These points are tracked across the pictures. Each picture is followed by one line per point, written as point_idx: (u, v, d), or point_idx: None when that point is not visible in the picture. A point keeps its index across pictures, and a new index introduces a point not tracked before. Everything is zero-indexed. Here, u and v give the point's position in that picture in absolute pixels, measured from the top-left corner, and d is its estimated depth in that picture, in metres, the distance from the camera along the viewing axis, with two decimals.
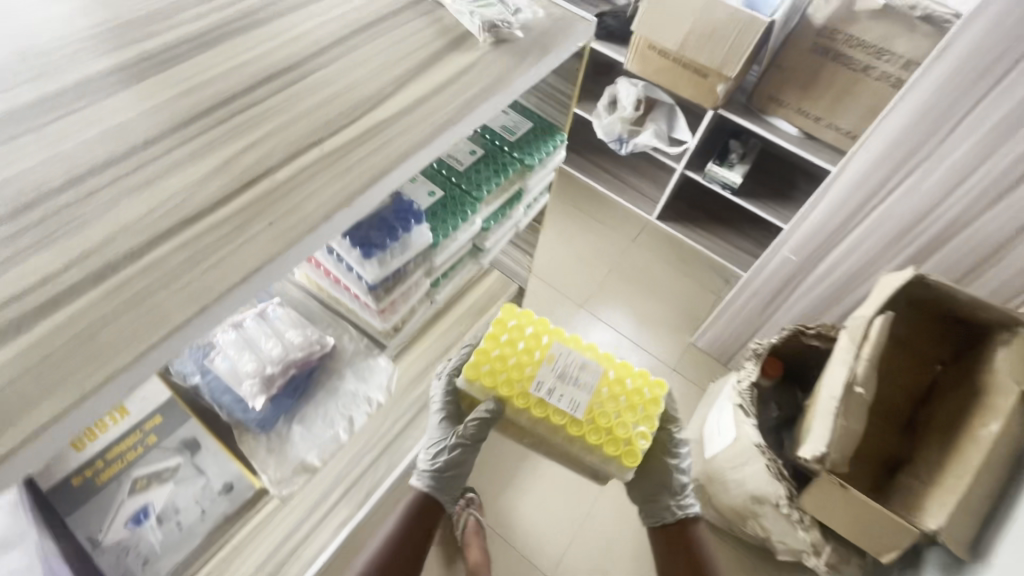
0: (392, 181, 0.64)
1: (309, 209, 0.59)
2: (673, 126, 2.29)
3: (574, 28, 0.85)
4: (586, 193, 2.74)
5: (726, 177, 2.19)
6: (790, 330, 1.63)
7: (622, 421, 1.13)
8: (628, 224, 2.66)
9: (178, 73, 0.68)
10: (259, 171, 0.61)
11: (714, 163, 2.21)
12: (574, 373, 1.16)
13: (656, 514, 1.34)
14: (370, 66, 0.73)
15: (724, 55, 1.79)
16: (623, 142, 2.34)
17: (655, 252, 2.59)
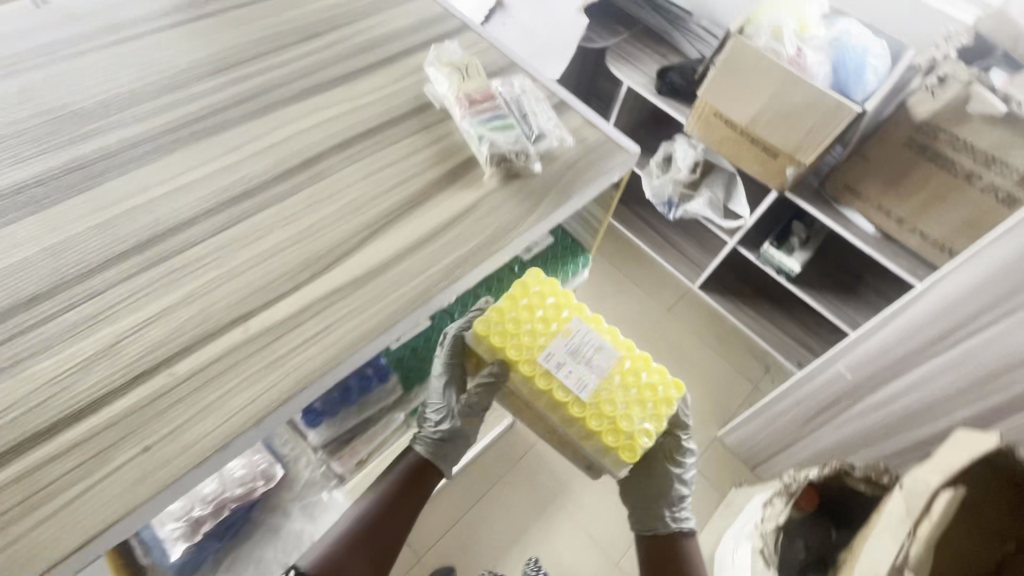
0: (325, 385, 0.49)
1: (202, 430, 0.45)
2: (730, 198, 1.97)
3: (609, 162, 0.68)
4: (624, 247, 2.48)
5: (782, 263, 1.92)
6: (834, 464, 1.18)
7: (630, 413, 0.80)
8: (666, 288, 2.40)
9: (109, 196, 0.56)
10: (160, 359, 0.47)
11: (769, 246, 1.94)
12: (593, 354, 0.81)
13: (646, 521, 0.94)
14: (341, 203, 0.59)
15: (801, 136, 1.47)
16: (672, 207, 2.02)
17: (690, 324, 2.32)
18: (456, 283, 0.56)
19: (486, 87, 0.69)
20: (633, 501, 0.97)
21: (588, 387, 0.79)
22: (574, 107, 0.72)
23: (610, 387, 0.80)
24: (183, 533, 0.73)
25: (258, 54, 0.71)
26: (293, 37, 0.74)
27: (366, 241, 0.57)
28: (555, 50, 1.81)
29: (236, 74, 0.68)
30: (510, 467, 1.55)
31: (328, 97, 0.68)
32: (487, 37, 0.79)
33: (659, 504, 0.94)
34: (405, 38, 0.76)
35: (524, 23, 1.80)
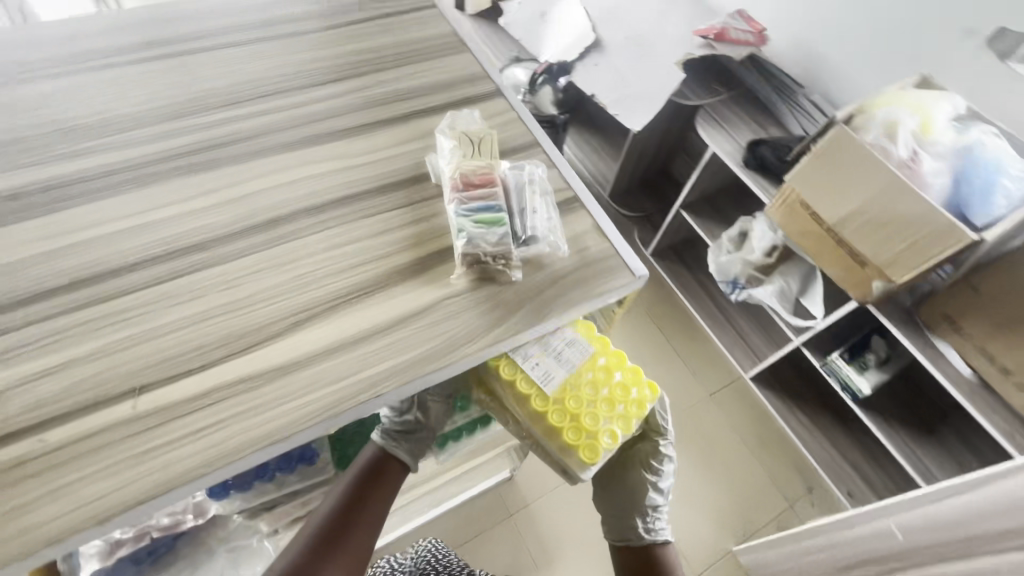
0: (195, 489, 0.44)
1: (44, 514, 0.41)
2: (810, 297, 1.40)
3: (606, 282, 0.58)
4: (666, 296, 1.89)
5: (849, 380, 1.39)
6: None
7: (594, 410, 0.63)
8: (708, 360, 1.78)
9: (71, 224, 0.55)
10: (38, 419, 0.44)
11: (837, 354, 1.40)
12: (559, 342, 0.66)
13: (615, 528, 0.78)
14: (293, 275, 0.54)
15: (904, 251, 1.01)
16: (735, 288, 1.52)
17: (736, 419, 1.68)
18: (380, 396, 0.49)
19: (488, 169, 0.62)
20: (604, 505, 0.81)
21: (553, 377, 0.64)
22: (586, 209, 0.63)
23: (577, 380, 0.65)
24: (102, 550, 0.72)
25: (272, 90, 0.69)
26: (314, 78, 0.71)
27: (302, 324, 0.52)
28: (640, 99, 1.38)
29: (243, 110, 0.66)
30: (498, 523, 1.41)
31: (323, 151, 0.64)
32: (518, 107, 0.72)
33: (631, 513, 0.76)
34: (429, 96, 0.72)
35: (616, 67, 1.44)
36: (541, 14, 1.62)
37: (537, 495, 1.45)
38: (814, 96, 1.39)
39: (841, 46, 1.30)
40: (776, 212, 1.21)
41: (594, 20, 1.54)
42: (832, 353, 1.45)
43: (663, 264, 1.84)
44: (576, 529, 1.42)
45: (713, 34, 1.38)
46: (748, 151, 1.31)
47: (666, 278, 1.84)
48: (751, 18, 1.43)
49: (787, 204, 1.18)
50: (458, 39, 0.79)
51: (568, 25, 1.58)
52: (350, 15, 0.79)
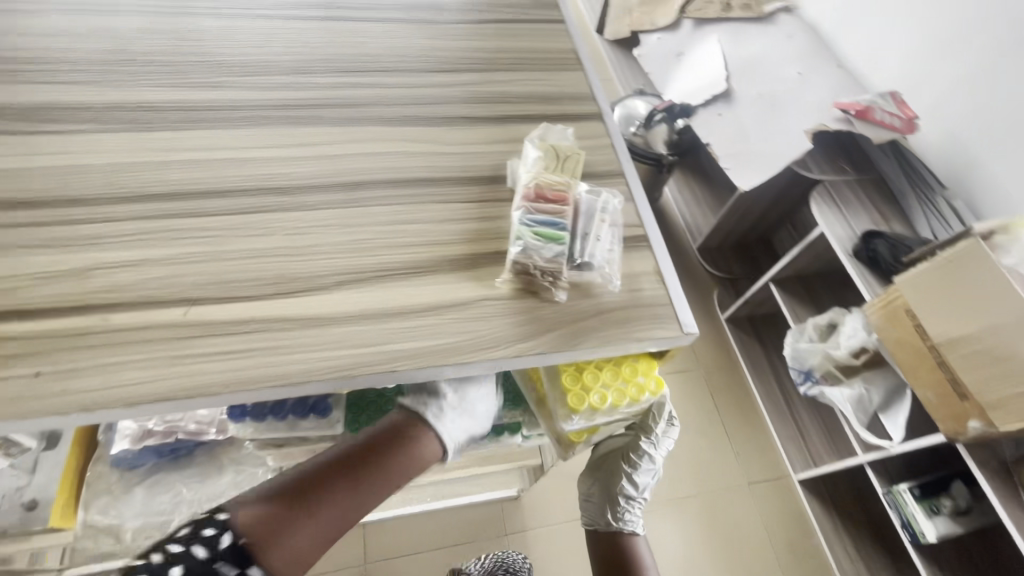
0: (208, 404, 0.47)
1: (80, 385, 0.46)
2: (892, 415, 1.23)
3: (649, 329, 0.56)
4: (731, 367, 1.73)
5: (912, 520, 1.18)
6: None
7: (600, 366, 0.61)
8: (761, 449, 1.61)
9: (188, 144, 0.61)
10: (103, 300, 0.50)
11: (905, 486, 1.20)
12: None
13: (588, 514, 0.73)
14: (353, 237, 0.57)
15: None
16: (808, 380, 1.36)
17: (772, 519, 1.51)
18: (393, 373, 0.50)
19: (564, 188, 0.61)
20: (586, 488, 0.75)
21: None
22: (652, 251, 0.61)
23: None
24: (132, 435, 0.79)
25: (390, 68, 0.73)
26: (429, 64, 0.75)
27: (346, 284, 0.54)
28: (758, 158, 1.29)
29: (359, 79, 0.71)
30: (492, 538, 1.36)
31: (417, 133, 0.67)
32: (614, 134, 0.71)
33: (603, 503, 0.71)
34: (529, 105, 0.73)
35: (740, 119, 1.36)
36: (676, 55, 1.60)
37: (539, 523, 1.40)
38: (955, 199, 1.25)
39: (999, 153, 1.17)
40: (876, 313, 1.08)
41: (729, 69, 1.45)
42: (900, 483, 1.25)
43: (735, 333, 1.74)
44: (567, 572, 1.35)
45: (855, 110, 1.24)
46: (861, 241, 1.18)
47: (736, 348, 1.72)
48: (903, 103, 1.29)
49: (890, 308, 1.04)
50: (575, 57, 0.80)
51: (700, 69, 1.52)
52: (482, 13, 0.82)
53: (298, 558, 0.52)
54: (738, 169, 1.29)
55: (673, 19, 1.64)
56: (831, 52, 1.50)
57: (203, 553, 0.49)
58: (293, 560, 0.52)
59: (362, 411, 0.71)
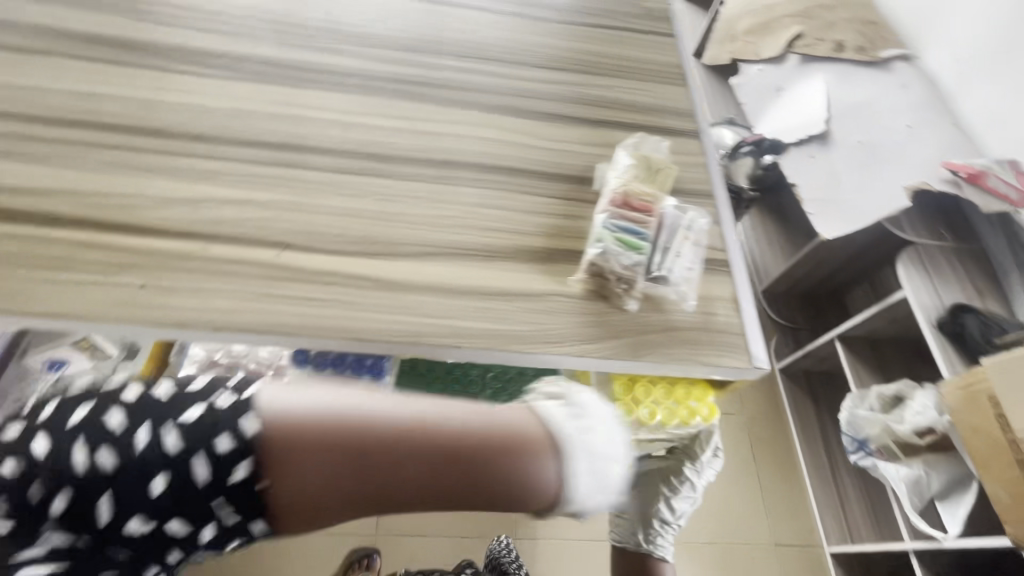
0: (282, 343, 0.50)
1: (177, 304, 0.49)
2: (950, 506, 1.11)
3: (717, 356, 0.54)
4: (777, 419, 1.65)
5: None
6: None
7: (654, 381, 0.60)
8: (792, 511, 1.53)
9: (301, 101, 0.65)
10: (207, 231, 0.54)
11: None
12: None
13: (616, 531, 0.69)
14: (438, 213, 0.59)
15: None
16: (861, 450, 1.22)
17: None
18: (456, 349, 0.51)
19: (651, 198, 0.60)
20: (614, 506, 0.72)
21: None
22: (731, 278, 0.59)
23: None
24: (199, 361, 0.85)
25: (495, 57, 0.74)
26: (534, 59, 0.75)
27: (424, 256, 0.56)
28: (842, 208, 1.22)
29: (465, 63, 0.73)
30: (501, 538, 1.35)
31: (512, 124, 0.68)
32: (709, 155, 0.70)
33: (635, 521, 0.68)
34: (627, 113, 0.72)
35: (832, 165, 1.29)
36: (776, 90, 1.50)
37: (549, 533, 1.39)
38: None
39: None
40: (948, 393, 0.96)
41: (830, 113, 1.37)
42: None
43: (788, 385, 1.65)
44: None
45: (967, 173, 1.15)
46: (950, 314, 1.09)
47: (785, 401, 1.64)
48: None
49: (971, 390, 0.92)
50: (680, 72, 0.79)
51: (799, 107, 1.43)
52: (593, 17, 0.82)
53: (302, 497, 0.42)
54: (823, 219, 1.22)
55: (779, 52, 1.54)
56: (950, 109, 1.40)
57: (240, 471, 0.41)
58: (295, 516, 0.42)
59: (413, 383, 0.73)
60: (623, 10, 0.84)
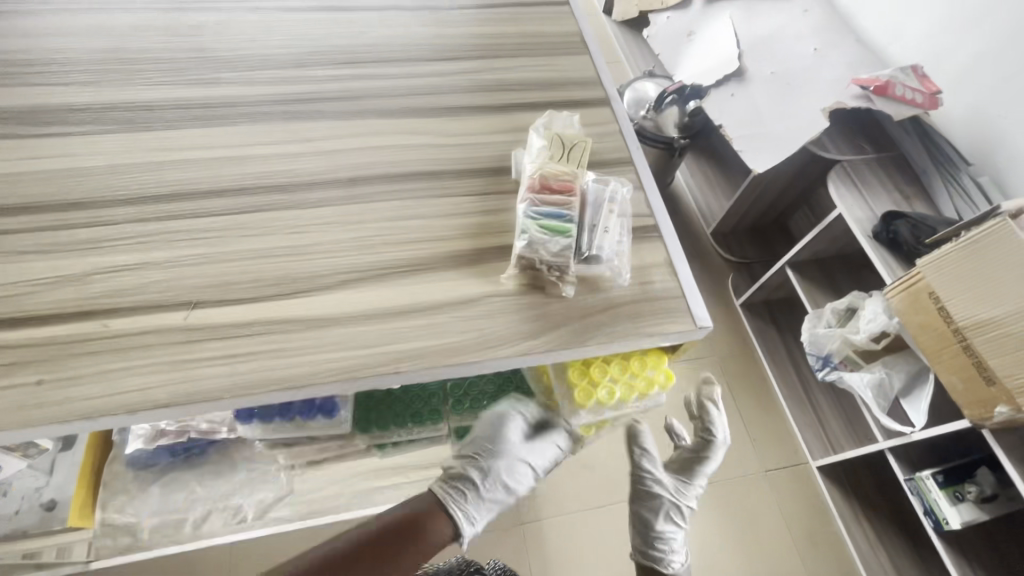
0: (211, 408, 0.46)
1: (86, 393, 0.45)
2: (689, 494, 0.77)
3: (663, 324, 0.53)
4: (748, 365, 1.74)
5: (935, 506, 1.20)
6: None
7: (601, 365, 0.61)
8: (774, 442, 1.61)
9: (185, 142, 0.60)
10: (107, 305, 0.49)
11: (928, 473, 1.21)
12: None
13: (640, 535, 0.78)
14: (354, 236, 0.56)
15: (983, 403, 0.93)
16: (826, 365, 1.37)
17: (789, 506, 1.52)
18: (398, 374, 0.49)
19: (570, 176, 0.59)
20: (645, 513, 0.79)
21: None
22: (665, 240, 0.59)
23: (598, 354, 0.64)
24: (145, 436, 0.78)
25: (389, 58, 0.71)
26: (429, 53, 0.72)
27: (349, 284, 0.53)
28: (771, 140, 1.32)
29: (360, 69, 0.69)
30: (504, 527, 1.40)
31: (419, 124, 0.65)
32: (622, 120, 0.69)
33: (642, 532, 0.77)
34: (534, 92, 0.70)
35: (752, 100, 1.40)
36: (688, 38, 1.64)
37: (552, 513, 1.43)
38: (982, 176, 1.23)
39: None
40: (896, 294, 1.04)
41: (742, 51, 1.48)
42: (922, 470, 1.27)
43: (751, 319, 1.78)
44: (579, 558, 1.38)
45: (875, 86, 1.23)
46: None
47: (753, 337, 1.75)
48: (925, 77, 1.29)
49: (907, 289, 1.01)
50: (583, 40, 0.77)
51: (713, 52, 1.55)
52: None
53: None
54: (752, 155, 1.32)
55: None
56: (846, 29, 1.48)
57: None
58: None
59: (373, 411, 0.70)
60: None
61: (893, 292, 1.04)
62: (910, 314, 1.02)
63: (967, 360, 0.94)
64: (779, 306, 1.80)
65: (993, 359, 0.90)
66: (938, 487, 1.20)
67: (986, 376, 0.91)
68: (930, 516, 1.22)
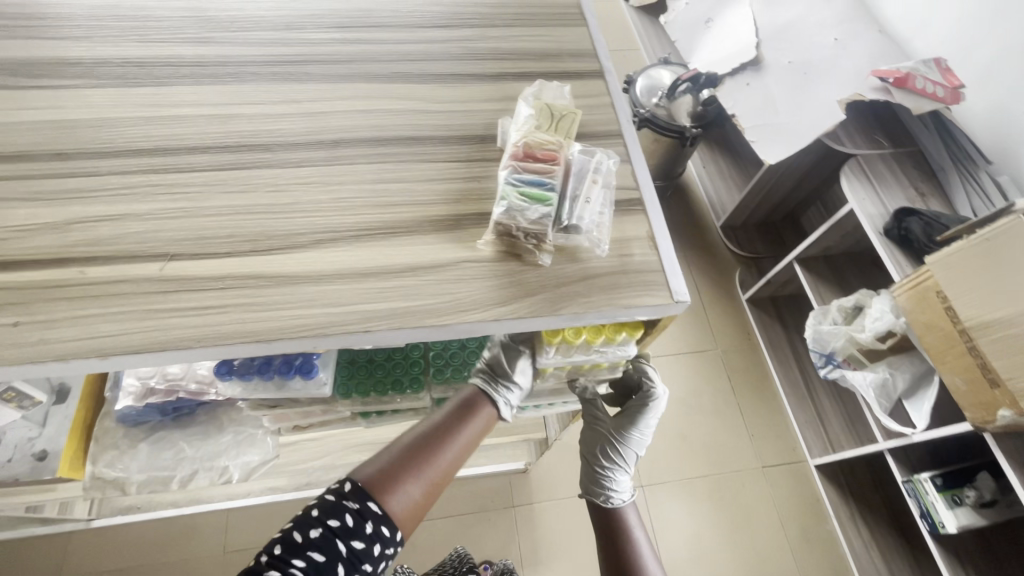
0: (180, 357, 0.47)
1: (59, 337, 0.46)
2: (633, 441, 0.79)
3: (638, 297, 0.52)
4: (750, 360, 1.72)
5: (931, 510, 1.17)
6: None
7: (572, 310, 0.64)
8: (772, 439, 1.59)
9: (173, 99, 0.61)
10: (85, 254, 0.50)
11: (927, 476, 1.19)
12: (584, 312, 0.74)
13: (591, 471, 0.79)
14: (334, 197, 0.56)
15: (985, 405, 0.91)
16: (830, 363, 1.35)
17: (783, 503, 1.51)
18: (366, 334, 0.49)
19: (554, 145, 0.58)
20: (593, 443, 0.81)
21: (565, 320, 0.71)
22: (648, 214, 0.58)
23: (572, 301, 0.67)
24: (135, 393, 0.79)
25: (382, 24, 0.70)
26: (422, 20, 0.71)
27: (324, 243, 0.53)
28: (784, 131, 1.29)
29: (351, 34, 0.69)
30: (496, 509, 1.41)
31: (407, 90, 0.65)
32: (615, 93, 0.68)
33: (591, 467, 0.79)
34: (527, 62, 0.69)
35: (767, 90, 1.36)
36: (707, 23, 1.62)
37: (544, 497, 1.44)
38: (1000, 175, 1.20)
39: None
40: (903, 294, 1.02)
41: (763, 38, 1.45)
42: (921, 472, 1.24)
43: (756, 312, 1.76)
44: (569, 544, 1.38)
45: (894, 77, 1.18)
46: None
47: (757, 332, 1.73)
48: (947, 70, 1.25)
49: (917, 289, 0.98)
50: (581, 13, 0.76)
51: (732, 38, 1.52)
52: None
53: (378, 474, 0.57)
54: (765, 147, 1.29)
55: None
56: (866, 17, 1.43)
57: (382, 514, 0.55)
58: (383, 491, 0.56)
59: (353, 376, 0.70)
60: None
61: (901, 289, 1.03)
62: (918, 313, 0.99)
63: (972, 361, 0.91)
64: (786, 301, 1.77)
65: (998, 361, 0.87)
66: (936, 489, 1.17)
67: (989, 378, 0.89)
68: (926, 519, 1.20)
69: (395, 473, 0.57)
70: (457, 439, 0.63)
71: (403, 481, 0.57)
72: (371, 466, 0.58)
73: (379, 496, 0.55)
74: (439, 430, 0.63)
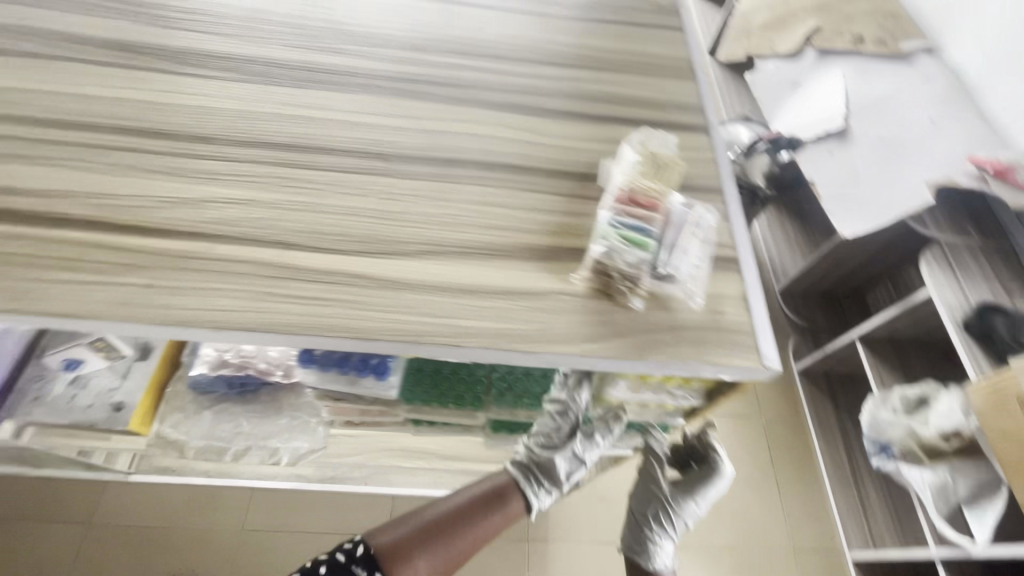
0: (283, 340, 0.50)
1: (181, 304, 0.50)
2: (686, 511, 0.83)
3: (725, 356, 0.52)
4: (795, 433, 1.64)
5: None
6: None
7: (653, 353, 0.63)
8: (809, 521, 1.50)
9: (306, 100, 0.66)
10: (214, 231, 0.54)
11: None
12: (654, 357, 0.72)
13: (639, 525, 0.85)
14: (441, 212, 0.58)
15: None
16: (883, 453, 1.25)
17: None
18: (455, 348, 0.50)
19: (658, 194, 0.58)
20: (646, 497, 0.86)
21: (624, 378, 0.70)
22: (742, 275, 0.58)
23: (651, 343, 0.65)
24: (210, 361, 0.84)
25: (500, 55, 0.74)
26: (539, 56, 0.75)
27: (426, 255, 0.55)
28: (866, 206, 1.24)
29: (471, 61, 0.73)
30: (513, 539, 1.38)
31: (518, 120, 0.68)
32: (718, 150, 0.68)
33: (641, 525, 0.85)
34: (635, 109, 0.71)
35: (850, 163, 1.32)
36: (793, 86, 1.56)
37: (563, 537, 1.40)
38: None
39: None
40: (979, 393, 0.95)
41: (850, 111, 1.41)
42: None
43: (807, 385, 1.68)
44: None
45: (994, 168, 1.18)
46: None
47: (805, 403, 1.65)
48: None
49: (996, 390, 0.92)
50: (692, 68, 0.78)
51: (818, 104, 1.48)
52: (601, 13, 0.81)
53: (395, 543, 0.70)
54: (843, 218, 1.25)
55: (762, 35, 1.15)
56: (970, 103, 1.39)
57: None
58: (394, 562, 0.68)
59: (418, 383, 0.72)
60: (633, 7, 0.84)
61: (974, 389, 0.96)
62: (994, 418, 0.93)
63: None
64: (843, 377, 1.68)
65: None
66: None
67: None
68: None
69: (408, 548, 0.69)
70: (471, 528, 0.74)
71: (413, 556, 0.69)
72: (391, 535, 0.71)
73: (390, 566, 0.67)
74: (458, 516, 0.74)
